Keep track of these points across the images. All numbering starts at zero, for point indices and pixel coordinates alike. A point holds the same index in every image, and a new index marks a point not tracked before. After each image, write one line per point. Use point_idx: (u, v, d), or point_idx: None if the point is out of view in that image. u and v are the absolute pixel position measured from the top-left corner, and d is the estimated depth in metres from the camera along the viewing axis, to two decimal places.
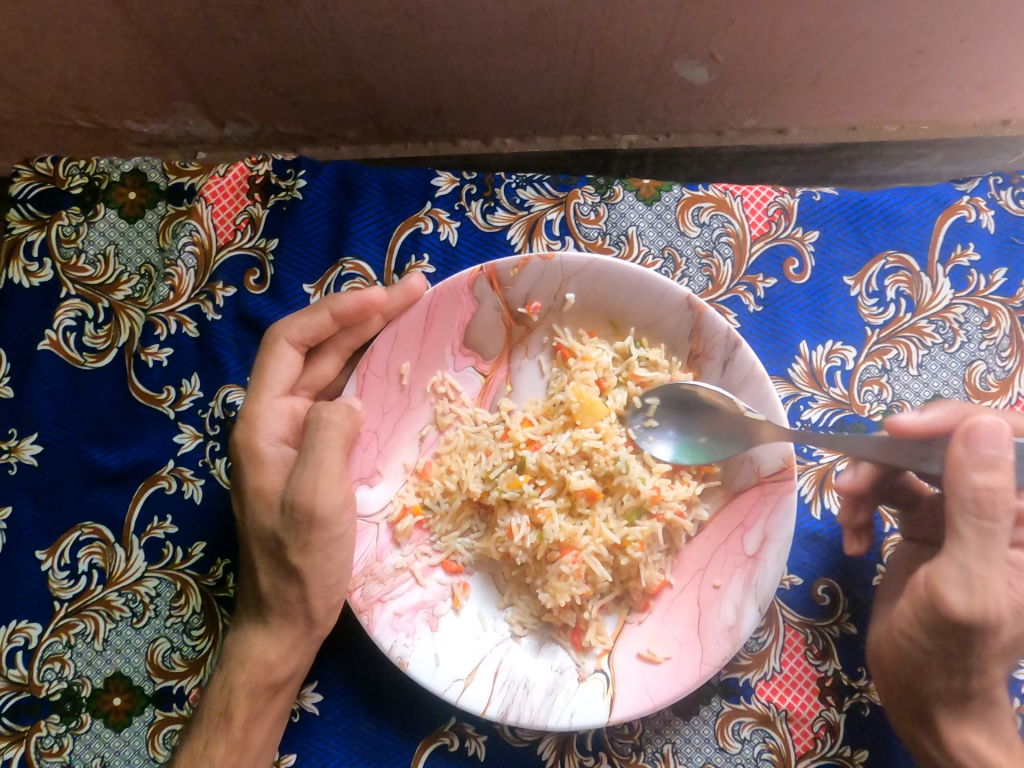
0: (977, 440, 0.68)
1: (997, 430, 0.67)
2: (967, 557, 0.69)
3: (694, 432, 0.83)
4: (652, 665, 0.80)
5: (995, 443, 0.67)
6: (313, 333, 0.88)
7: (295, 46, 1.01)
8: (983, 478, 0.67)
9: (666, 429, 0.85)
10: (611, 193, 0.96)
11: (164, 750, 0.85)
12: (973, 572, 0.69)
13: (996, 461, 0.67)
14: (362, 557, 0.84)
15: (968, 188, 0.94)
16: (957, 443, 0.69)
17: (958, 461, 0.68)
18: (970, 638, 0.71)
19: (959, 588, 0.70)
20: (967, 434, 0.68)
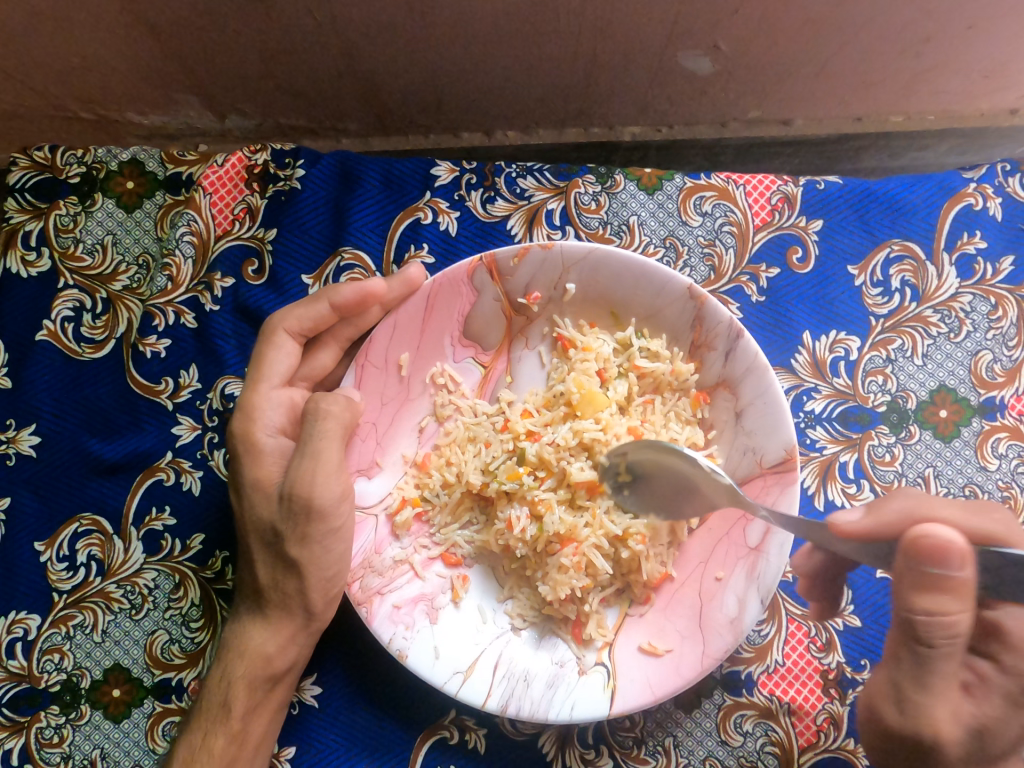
0: (921, 560, 0.59)
1: (950, 547, 0.57)
2: (901, 676, 0.65)
3: (666, 492, 0.80)
4: (653, 658, 0.79)
5: (941, 563, 0.58)
6: (312, 324, 0.87)
7: (294, 37, 1.00)
8: (933, 601, 0.59)
9: (638, 490, 0.82)
10: (613, 182, 0.96)
11: (163, 742, 0.85)
12: (905, 692, 0.65)
13: (947, 583, 0.58)
14: (361, 549, 0.83)
15: (975, 176, 0.93)
16: (901, 554, 0.60)
17: (904, 579, 0.60)
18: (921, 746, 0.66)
19: (890, 704, 0.67)
20: (912, 548, 0.59)
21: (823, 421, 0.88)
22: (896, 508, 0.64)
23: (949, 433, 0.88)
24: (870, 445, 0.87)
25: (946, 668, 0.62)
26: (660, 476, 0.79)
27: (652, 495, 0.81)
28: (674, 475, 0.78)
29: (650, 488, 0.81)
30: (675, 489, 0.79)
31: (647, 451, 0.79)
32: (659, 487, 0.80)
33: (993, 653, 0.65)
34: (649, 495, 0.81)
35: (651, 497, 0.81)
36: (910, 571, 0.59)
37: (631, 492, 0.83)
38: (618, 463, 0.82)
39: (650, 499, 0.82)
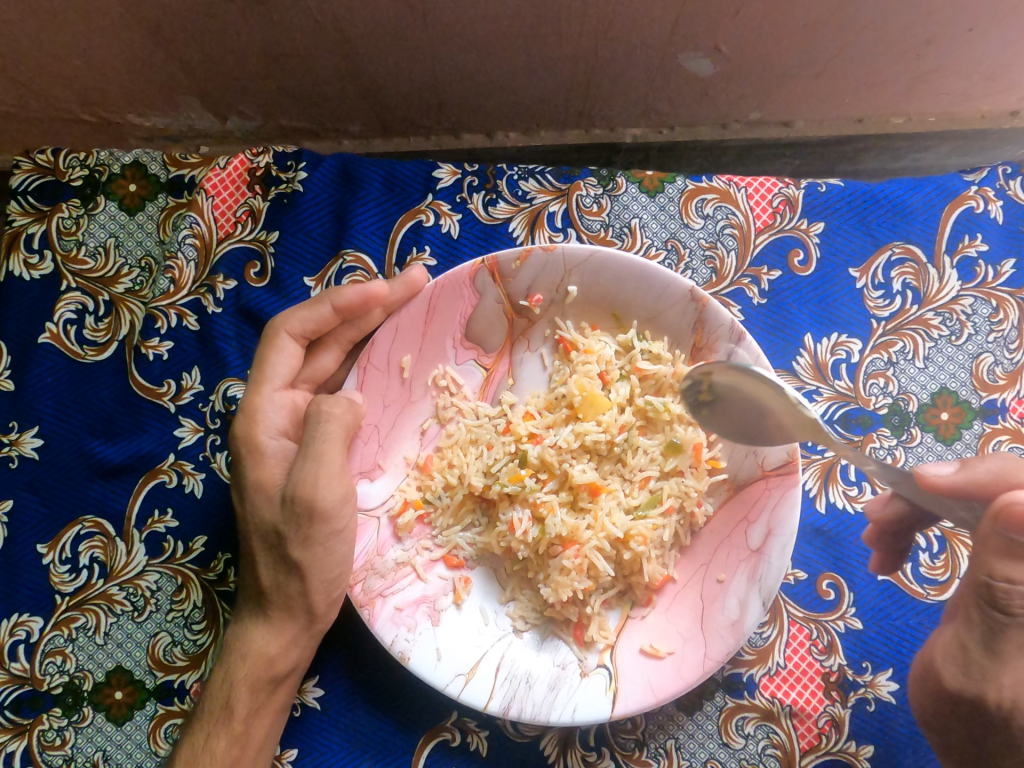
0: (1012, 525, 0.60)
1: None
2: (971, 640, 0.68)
3: (743, 418, 0.76)
4: (655, 660, 0.79)
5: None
6: (314, 326, 0.87)
7: (296, 39, 1.00)
8: (1012, 568, 0.62)
9: (716, 415, 0.78)
10: (614, 184, 0.96)
11: (166, 744, 0.85)
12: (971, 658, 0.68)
13: None
14: (363, 551, 0.83)
15: (976, 178, 0.93)
16: (991, 517, 0.61)
17: (990, 544, 0.63)
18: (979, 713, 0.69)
19: (957, 664, 0.70)
20: (999, 513, 0.60)
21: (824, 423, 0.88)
22: (989, 468, 0.65)
23: (951, 436, 0.88)
24: (871, 448, 0.88)
25: (1020, 638, 0.65)
26: (743, 400, 0.75)
27: (736, 422, 0.77)
28: (761, 400, 0.74)
29: (731, 412, 0.77)
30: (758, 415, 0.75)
31: (733, 370, 0.75)
32: (740, 415, 0.76)
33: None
34: (728, 422, 0.77)
35: (732, 424, 0.77)
36: (1004, 537, 0.61)
37: (710, 416, 0.78)
38: (700, 382, 0.77)
39: (731, 426, 0.77)
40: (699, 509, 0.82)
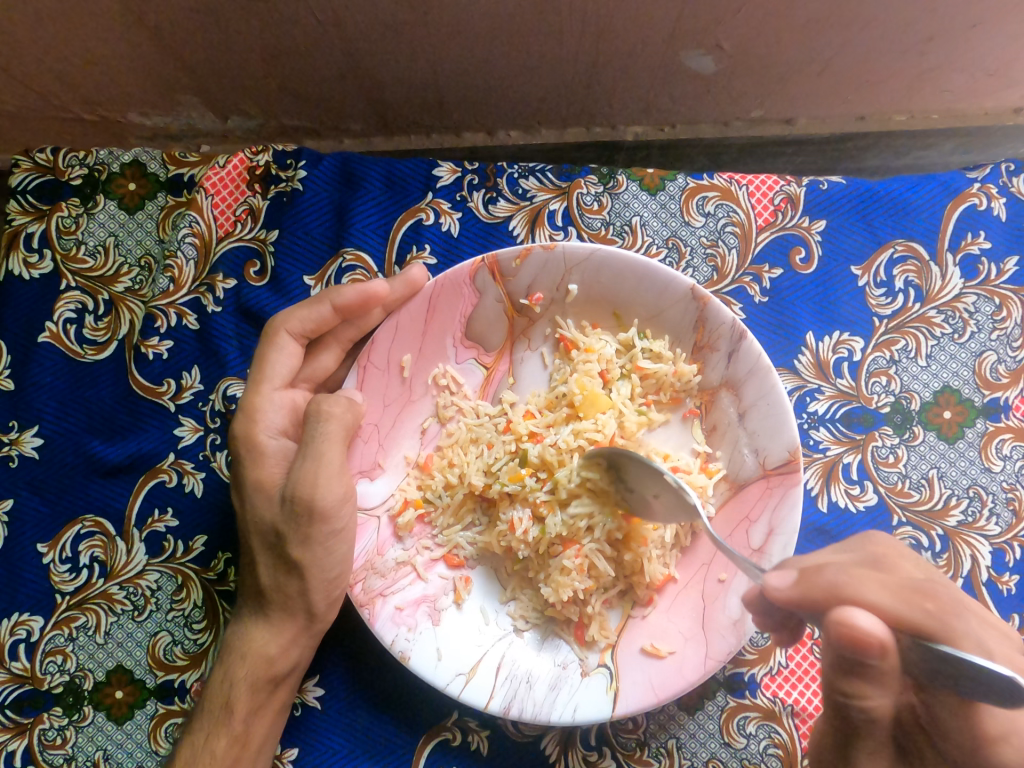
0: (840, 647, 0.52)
1: (872, 639, 0.50)
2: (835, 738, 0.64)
3: (644, 490, 0.78)
4: (655, 660, 0.79)
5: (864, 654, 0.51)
6: (314, 325, 0.87)
7: (296, 37, 1.00)
8: (853, 684, 0.54)
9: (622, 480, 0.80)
10: (615, 182, 0.95)
11: (166, 743, 0.85)
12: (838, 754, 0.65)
13: (871, 671, 0.52)
14: (364, 550, 0.83)
15: (979, 175, 0.92)
16: (824, 636, 0.53)
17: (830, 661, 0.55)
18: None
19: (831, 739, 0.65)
20: (829, 638, 0.52)
21: (826, 422, 0.88)
22: (830, 580, 0.54)
23: (953, 435, 0.87)
24: (874, 446, 0.87)
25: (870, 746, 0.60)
26: (640, 477, 0.77)
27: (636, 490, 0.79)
28: (649, 481, 0.76)
29: (632, 482, 0.79)
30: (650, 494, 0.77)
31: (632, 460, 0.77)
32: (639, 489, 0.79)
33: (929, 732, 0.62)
34: (632, 488, 0.80)
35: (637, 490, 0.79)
36: (841, 656, 0.53)
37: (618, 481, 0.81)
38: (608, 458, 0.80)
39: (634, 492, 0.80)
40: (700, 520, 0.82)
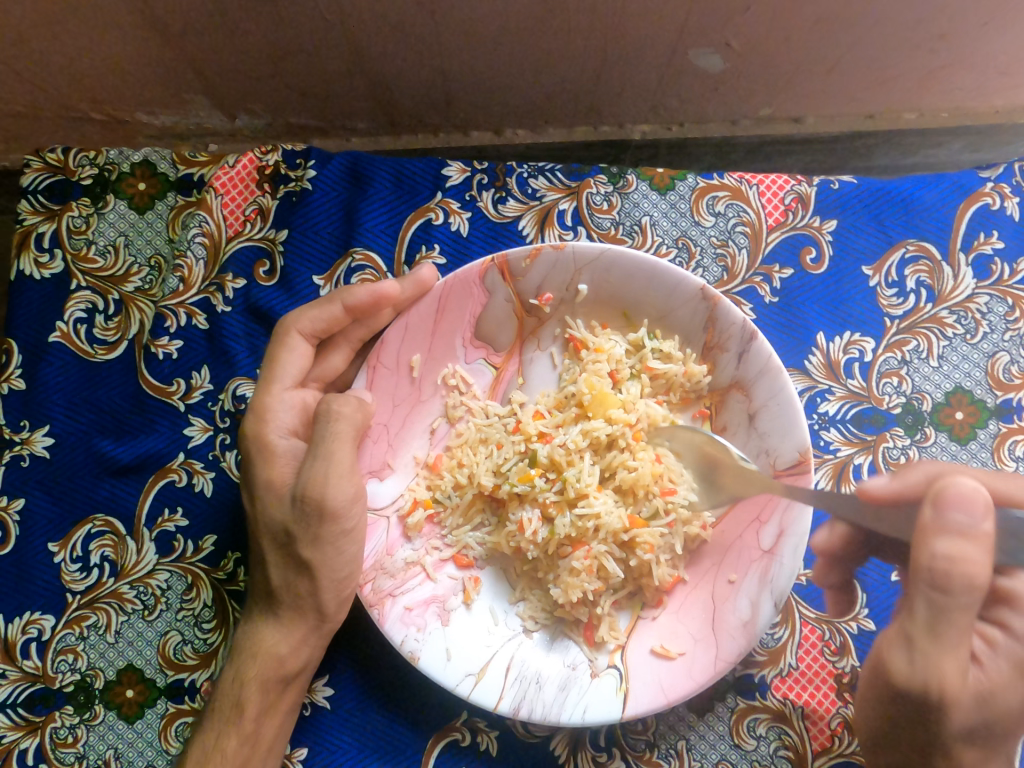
0: (945, 504, 0.58)
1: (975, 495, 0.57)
2: (915, 633, 0.62)
3: (722, 470, 0.80)
4: (666, 661, 0.78)
5: (968, 510, 0.57)
6: (325, 326, 0.87)
7: (305, 38, 1.00)
8: (946, 552, 0.58)
9: (698, 461, 0.83)
10: (625, 182, 0.95)
11: (176, 743, 0.85)
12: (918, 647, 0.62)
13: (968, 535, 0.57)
14: (373, 551, 0.83)
15: (992, 175, 0.92)
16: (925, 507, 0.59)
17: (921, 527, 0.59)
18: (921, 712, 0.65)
19: (902, 654, 0.64)
20: (935, 496, 0.59)
21: (837, 422, 0.88)
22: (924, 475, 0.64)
23: (965, 436, 0.87)
24: (885, 447, 0.87)
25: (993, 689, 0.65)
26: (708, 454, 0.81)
27: (714, 476, 0.81)
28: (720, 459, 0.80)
29: (707, 464, 0.82)
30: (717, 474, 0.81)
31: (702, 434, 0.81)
32: (716, 468, 0.81)
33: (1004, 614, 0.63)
34: (709, 469, 0.82)
35: (716, 478, 0.81)
36: (930, 521, 0.59)
37: (691, 462, 0.83)
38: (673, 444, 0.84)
39: (708, 475, 0.82)
40: (705, 530, 0.82)
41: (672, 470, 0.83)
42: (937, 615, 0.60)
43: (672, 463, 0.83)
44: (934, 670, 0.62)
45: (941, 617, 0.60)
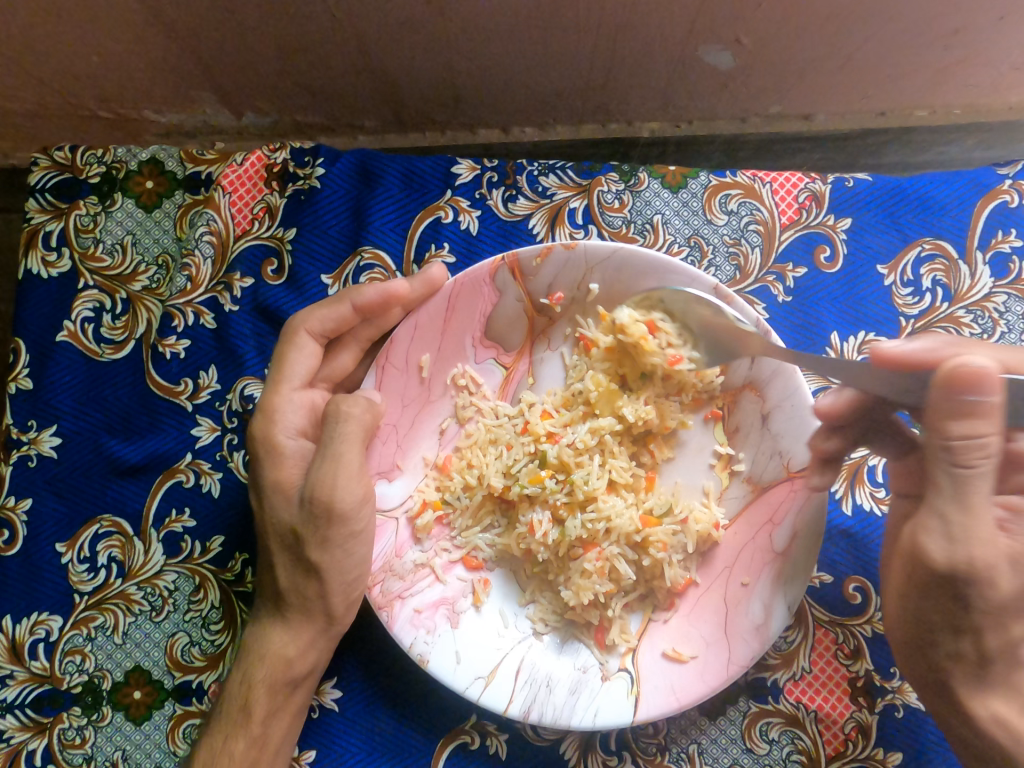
0: (956, 389, 0.60)
1: (983, 374, 0.58)
2: (946, 506, 0.66)
3: (726, 338, 0.78)
4: (678, 664, 0.78)
5: (979, 392, 0.59)
6: (333, 325, 0.86)
7: (311, 33, 0.99)
8: (963, 426, 0.61)
9: (694, 325, 0.80)
10: (636, 180, 0.94)
11: (184, 745, 0.85)
12: (953, 522, 0.66)
13: (981, 410, 0.60)
14: (382, 553, 0.82)
15: (1010, 172, 0.90)
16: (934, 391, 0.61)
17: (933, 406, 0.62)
18: (961, 590, 0.69)
19: (940, 537, 0.68)
20: (948, 380, 0.60)
21: None
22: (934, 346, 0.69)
23: None
24: None
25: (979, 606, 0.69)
26: (693, 317, 0.79)
27: (713, 339, 0.79)
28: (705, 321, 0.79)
29: (709, 326, 0.79)
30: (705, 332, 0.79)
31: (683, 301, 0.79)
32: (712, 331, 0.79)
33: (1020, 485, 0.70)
34: (709, 333, 0.79)
35: (717, 343, 0.79)
36: (941, 405, 0.61)
37: (686, 323, 0.80)
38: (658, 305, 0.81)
39: (709, 336, 0.79)
40: (718, 530, 0.81)
41: (668, 333, 0.80)
42: (962, 485, 0.64)
43: (670, 328, 0.80)
44: (971, 542, 0.66)
45: (966, 485, 0.64)
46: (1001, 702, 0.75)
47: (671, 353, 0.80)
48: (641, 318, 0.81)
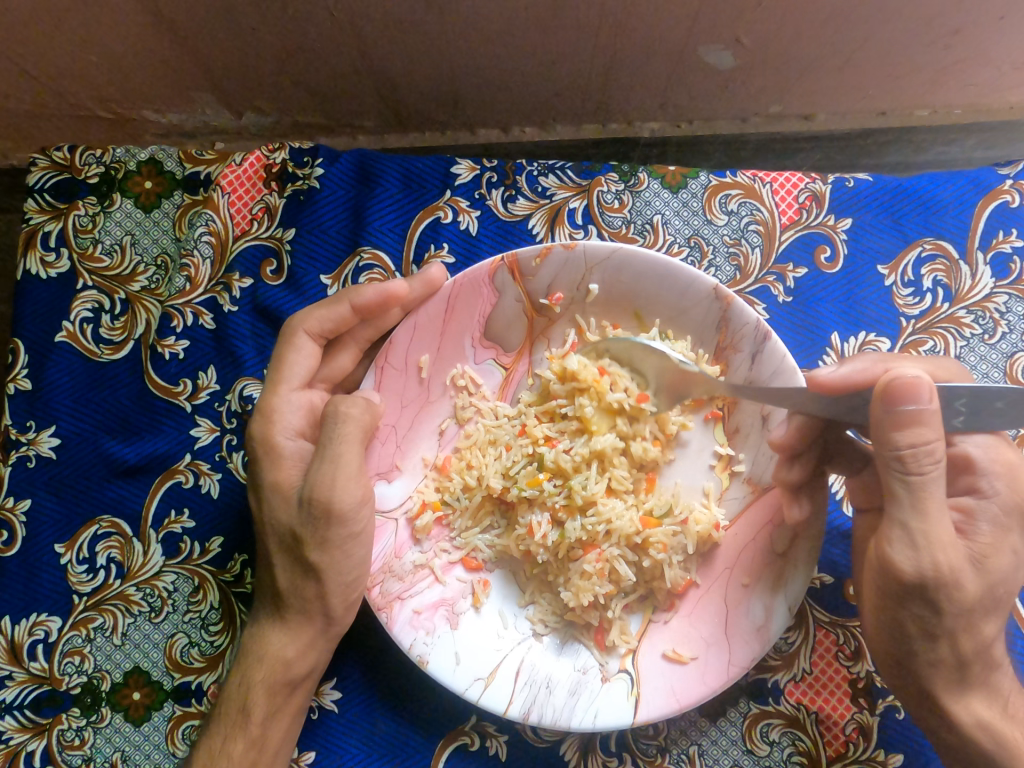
0: (894, 398, 0.63)
1: (917, 384, 0.62)
2: (905, 514, 0.66)
3: (677, 382, 0.82)
4: (678, 665, 0.77)
5: (916, 399, 0.62)
6: (332, 326, 0.86)
7: (310, 33, 0.99)
8: (910, 434, 0.63)
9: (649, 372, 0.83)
10: (636, 180, 0.94)
11: (183, 746, 0.85)
12: (913, 528, 0.66)
13: (921, 418, 0.62)
14: (381, 554, 0.82)
15: (1011, 172, 0.90)
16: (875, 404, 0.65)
17: (875, 418, 0.65)
18: (931, 596, 0.69)
19: (903, 544, 0.67)
20: (885, 392, 0.63)
21: None
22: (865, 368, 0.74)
23: None
24: None
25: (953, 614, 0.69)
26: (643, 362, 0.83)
27: (668, 385, 0.83)
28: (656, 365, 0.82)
29: (660, 373, 0.82)
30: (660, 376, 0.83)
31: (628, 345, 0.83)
32: (665, 377, 0.82)
33: (970, 484, 0.72)
34: (661, 378, 0.83)
35: (675, 386, 0.82)
36: (881, 417, 0.64)
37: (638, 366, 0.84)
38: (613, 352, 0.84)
39: (661, 382, 0.83)
40: (719, 530, 0.81)
41: (619, 377, 0.83)
42: (918, 493, 0.65)
43: (619, 373, 0.84)
44: (932, 546, 0.66)
45: (921, 492, 0.65)
46: (981, 704, 0.75)
47: (635, 396, 0.83)
48: (592, 365, 0.84)
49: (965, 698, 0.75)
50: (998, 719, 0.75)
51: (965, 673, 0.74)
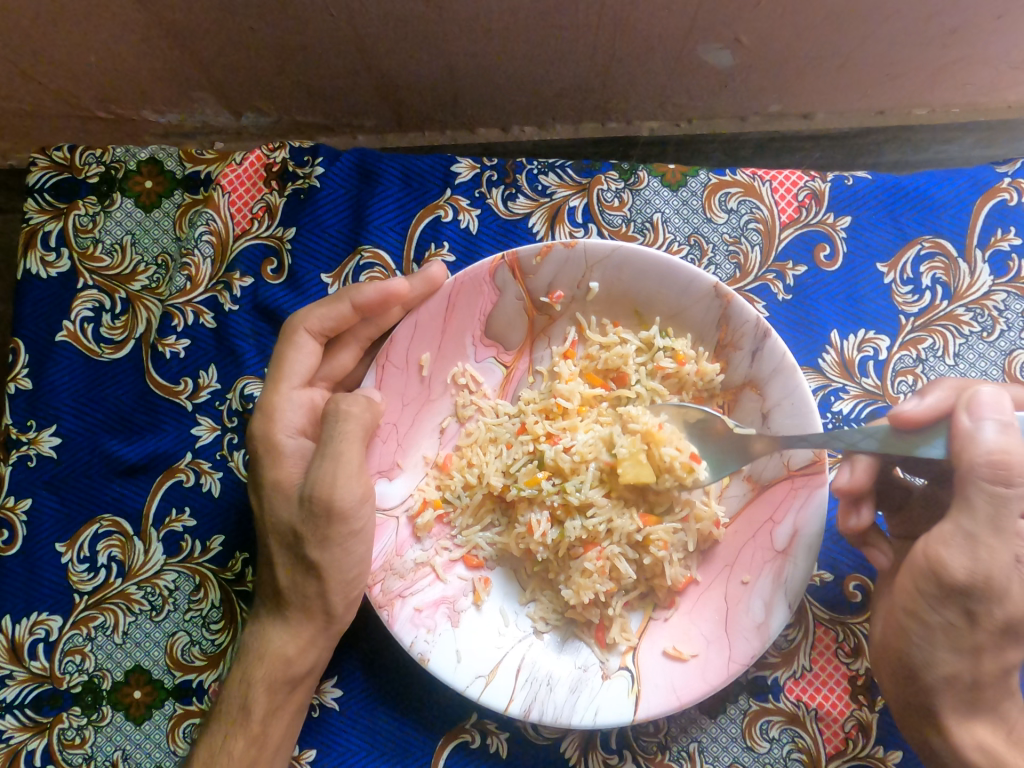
0: (979, 408, 0.64)
1: (997, 399, 0.64)
2: (976, 526, 0.65)
3: (728, 448, 0.80)
4: (678, 662, 0.77)
5: (1000, 410, 0.64)
6: (333, 324, 0.86)
7: (310, 32, 0.99)
8: (996, 443, 0.63)
9: (705, 435, 0.81)
10: (636, 178, 0.94)
11: (184, 743, 0.85)
12: (980, 541, 0.65)
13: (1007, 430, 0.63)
14: (382, 551, 0.82)
15: (1010, 170, 0.90)
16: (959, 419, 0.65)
17: (959, 433, 0.65)
18: (972, 606, 0.68)
19: (963, 553, 0.66)
20: (971, 405, 0.65)
21: (851, 422, 0.87)
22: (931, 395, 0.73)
23: None
24: None
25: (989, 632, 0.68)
26: (697, 426, 0.81)
27: (717, 452, 0.81)
28: (707, 427, 0.81)
29: (713, 438, 0.81)
30: (716, 440, 0.81)
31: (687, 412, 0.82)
32: (717, 440, 0.81)
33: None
34: (711, 444, 0.81)
35: (725, 451, 0.80)
36: (964, 430, 0.64)
37: (694, 433, 0.82)
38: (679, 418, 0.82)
39: (714, 448, 0.81)
40: (719, 528, 0.81)
41: (679, 439, 0.81)
42: (999, 508, 0.64)
43: (673, 430, 0.81)
44: (993, 560, 0.65)
45: (1001, 508, 0.64)
46: (985, 729, 0.75)
47: (686, 454, 0.79)
48: (652, 418, 0.82)
49: (969, 722, 0.74)
50: (1003, 746, 0.74)
51: (977, 695, 0.73)
